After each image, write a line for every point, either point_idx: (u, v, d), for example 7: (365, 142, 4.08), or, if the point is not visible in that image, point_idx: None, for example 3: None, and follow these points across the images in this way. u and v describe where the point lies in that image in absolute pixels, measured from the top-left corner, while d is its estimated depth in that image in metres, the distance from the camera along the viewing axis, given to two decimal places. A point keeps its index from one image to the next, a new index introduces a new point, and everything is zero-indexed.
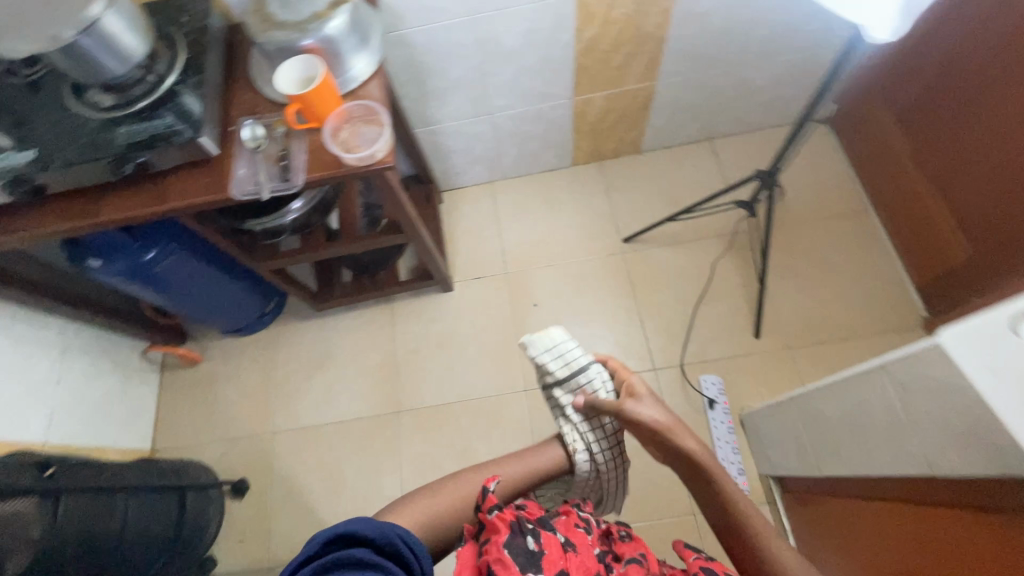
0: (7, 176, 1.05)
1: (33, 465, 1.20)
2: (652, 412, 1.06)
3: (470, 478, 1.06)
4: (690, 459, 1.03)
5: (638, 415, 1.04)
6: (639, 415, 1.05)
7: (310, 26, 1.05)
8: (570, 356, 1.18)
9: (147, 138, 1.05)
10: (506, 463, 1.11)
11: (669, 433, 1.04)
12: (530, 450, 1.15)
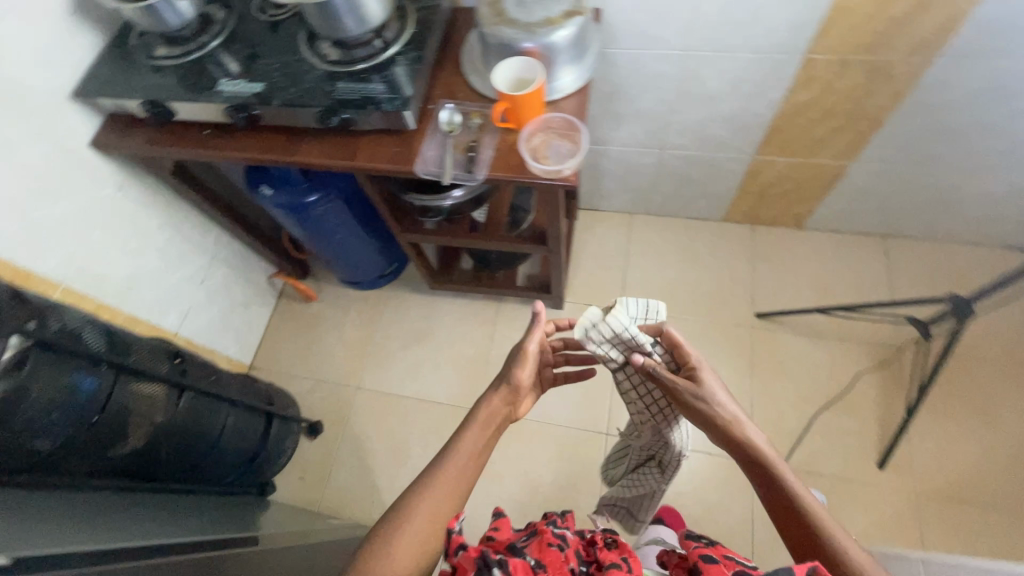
0: (233, 101, 1.14)
1: (170, 355, 1.31)
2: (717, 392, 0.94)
3: (422, 496, 0.87)
4: (747, 454, 0.91)
5: (699, 394, 0.93)
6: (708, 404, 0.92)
7: (539, 29, 1.04)
8: (627, 336, 0.95)
9: (358, 99, 1.10)
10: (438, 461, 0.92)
11: (725, 420, 0.92)
12: (459, 429, 0.97)
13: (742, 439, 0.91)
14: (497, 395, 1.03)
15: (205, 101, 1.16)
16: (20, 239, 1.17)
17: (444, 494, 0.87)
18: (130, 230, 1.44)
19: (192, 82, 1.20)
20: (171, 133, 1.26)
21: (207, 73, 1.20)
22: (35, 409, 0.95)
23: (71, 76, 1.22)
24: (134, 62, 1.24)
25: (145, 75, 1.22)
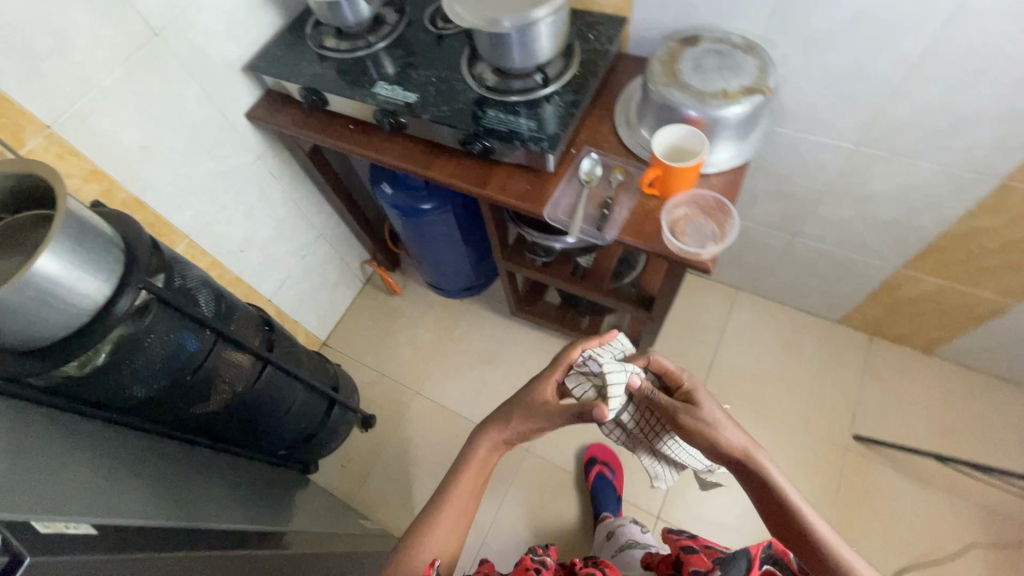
0: (385, 106, 1.16)
1: (263, 325, 1.35)
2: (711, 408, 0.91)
3: (421, 544, 0.90)
4: (757, 480, 0.88)
5: (709, 419, 0.90)
6: (716, 430, 0.90)
7: (711, 101, 0.97)
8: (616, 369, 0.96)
9: (506, 130, 1.07)
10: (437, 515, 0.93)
11: (734, 443, 0.89)
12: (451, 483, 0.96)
13: (752, 465, 0.88)
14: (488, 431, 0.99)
15: (359, 99, 1.18)
16: (167, 189, 1.25)
17: (444, 528, 0.92)
18: (257, 198, 1.50)
19: (351, 79, 1.23)
20: (318, 120, 1.30)
21: (367, 72, 1.23)
22: (143, 359, 1.00)
23: (247, 49, 1.29)
24: (305, 48, 1.29)
25: (311, 63, 1.27)
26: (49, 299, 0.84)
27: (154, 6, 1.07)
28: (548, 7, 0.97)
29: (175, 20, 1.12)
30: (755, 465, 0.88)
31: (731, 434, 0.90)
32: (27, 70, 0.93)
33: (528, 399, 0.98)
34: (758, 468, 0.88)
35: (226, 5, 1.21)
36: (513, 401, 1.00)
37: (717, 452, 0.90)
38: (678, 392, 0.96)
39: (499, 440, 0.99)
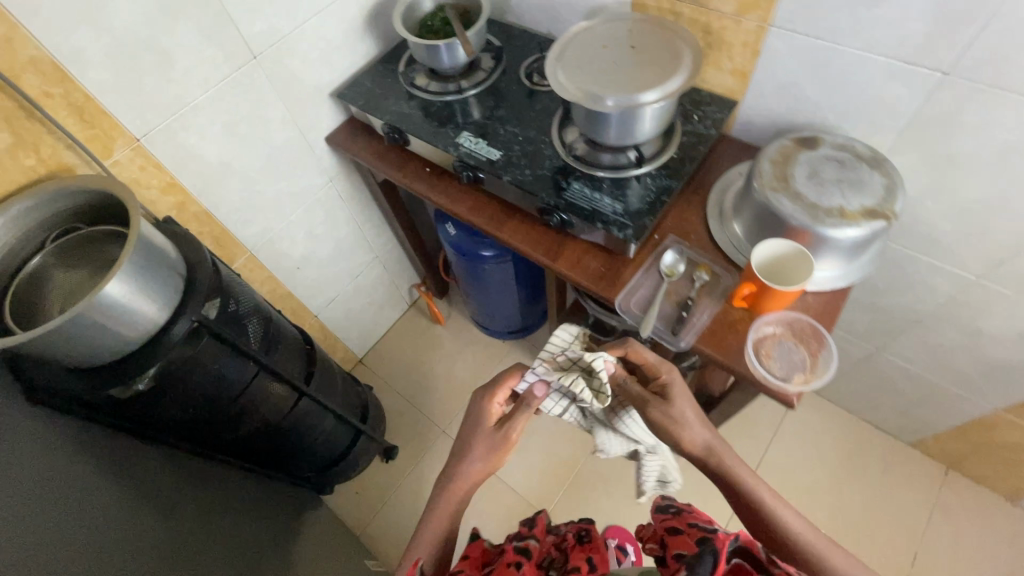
0: (466, 159, 1.11)
1: (304, 351, 1.33)
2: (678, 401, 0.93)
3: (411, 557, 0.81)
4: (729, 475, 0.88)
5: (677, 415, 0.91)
6: (681, 431, 0.91)
7: (825, 217, 0.87)
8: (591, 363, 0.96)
9: (589, 209, 1.00)
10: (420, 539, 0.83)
11: (705, 439, 0.90)
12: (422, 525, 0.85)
13: (721, 464, 0.89)
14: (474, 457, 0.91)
15: (441, 148, 1.14)
16: (239, 205, 1.24)
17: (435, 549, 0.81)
18: (323, 218, 1.49)
19: (437, 125, 1.19)
20: (395, 158, 1.27)
21: (453, 120, 1.19)
22: (185, 386, 0.98)
23: (338, 77, 1.28)
24: (397, 84, 1.27)
25: (400, 100, 1.24)
26: (107, 325, 0.82)
27: (258, 31, 1.07)
28: (659, 91, 0.90)
29: (275, 46, 1.12)
30: (726, 465, 0.88)
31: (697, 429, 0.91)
32: (128, 86, 0.93)
33: (473, 433, 0.94)
34: (730, 465, 0.88)
35: (327, 33, 1.20)
36: (464, 436, 0.95)
37: (686, 450, 0.91)
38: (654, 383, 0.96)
39: (483, 469, 0.90)
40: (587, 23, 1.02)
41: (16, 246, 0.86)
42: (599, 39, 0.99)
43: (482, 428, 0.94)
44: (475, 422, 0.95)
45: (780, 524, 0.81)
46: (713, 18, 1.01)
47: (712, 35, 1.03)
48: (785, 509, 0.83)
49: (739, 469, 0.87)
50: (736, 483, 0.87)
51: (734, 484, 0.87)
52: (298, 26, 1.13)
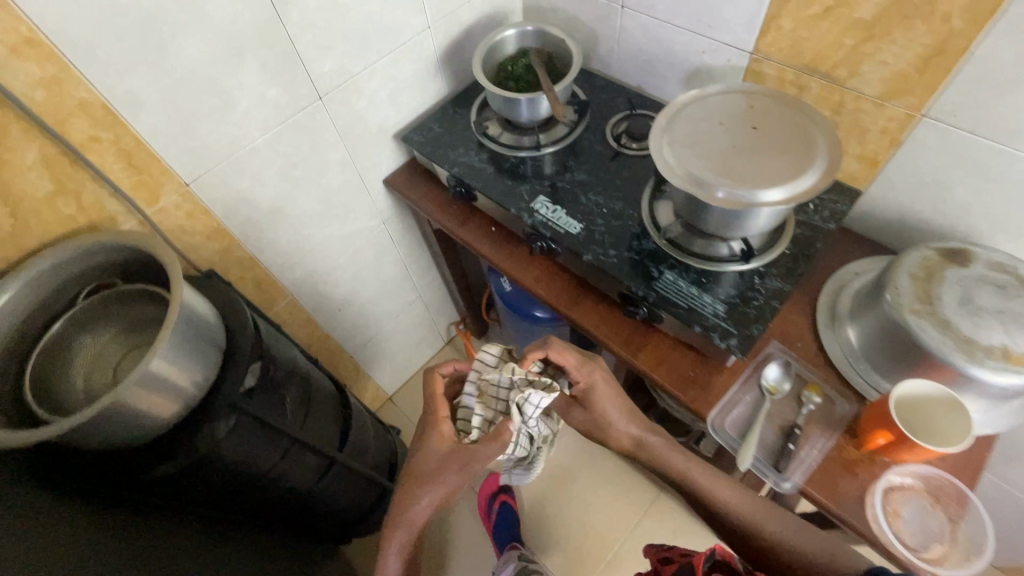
0: (543, 230, 0.98)
1: (338, 412, 1.22)
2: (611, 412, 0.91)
3: None
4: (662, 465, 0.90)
5: (605, 418, 0.90)
6: (610, 431, 0.91)
7: (985, 358, 0.72)
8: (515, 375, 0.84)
9: (685, 308, 0.86)
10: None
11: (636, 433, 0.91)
12: None
13: (653, 454, 0.91)
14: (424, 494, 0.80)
15: (514, 213, 1.01)
16: (285, 248, 1.14)
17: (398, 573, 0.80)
18: (369, 260, 1.38)
19: (509, 183, 1.06)
20: (458, 214, 1.16)
21: (528, 180, 1.06)
22: (214, 468, 0.86)
23: (405, 117, 1.17)
24: (468, 131, 1.16)
25: (471, 150, 1.12)
26: (125, 414, 0.71)
27: (328, 70, 0.96)
28: (786, 190, 0.75)
29: (344, 86, 1.01)
30: (658, 455, 0.90)
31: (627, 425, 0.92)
32: (183, 128, 0.83)
33: (427, 469, 0.81)
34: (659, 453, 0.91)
35: (399, 72, 1.09)
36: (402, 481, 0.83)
37: (618, 447, 0.93)
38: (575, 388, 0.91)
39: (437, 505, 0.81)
40: (698, 91, 0.89)
41: (45, 304, 0.76)
42: (713, 113, 0.85)
43: (439, 460, 0.81)
44: (432, 455, 0.82)
45: (717, 507, 0.85)
46: (849, 97, 0.87)
47: (844, 115, 0.89)
48: (722, 490, 0.85)
49: (668, 456, 0.90)
50: (672, 475, 0.89)
51: (667, 470, 0.90)
52: (369, 65, 1.03)
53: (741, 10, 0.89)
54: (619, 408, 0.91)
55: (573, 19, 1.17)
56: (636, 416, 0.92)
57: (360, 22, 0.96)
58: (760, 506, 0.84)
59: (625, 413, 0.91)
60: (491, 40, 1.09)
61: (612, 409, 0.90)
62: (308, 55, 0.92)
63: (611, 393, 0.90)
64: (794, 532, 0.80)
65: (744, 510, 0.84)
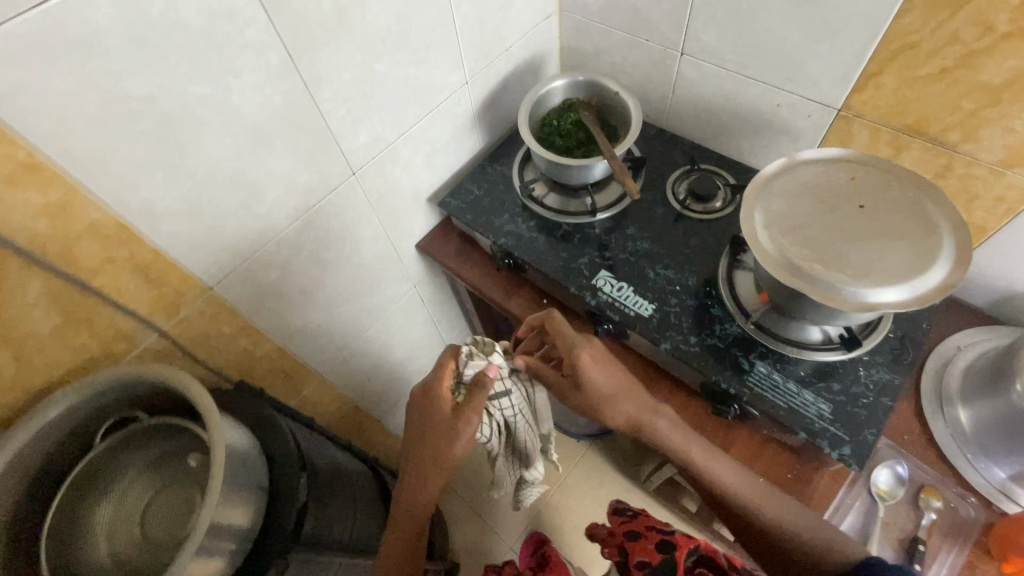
0: (611, 313, 0.87)
1: (378, 510, 1.11)
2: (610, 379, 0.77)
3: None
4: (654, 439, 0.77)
5: (593, 388, 0.75)
6: (607, 408, 0.77)
7: None
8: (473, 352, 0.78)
9: (787, 410, 0.76)
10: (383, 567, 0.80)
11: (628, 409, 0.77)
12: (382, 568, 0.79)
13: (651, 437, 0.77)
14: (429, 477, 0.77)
15: (575, 291, 0.91)
16: (314, 331, 1.02)
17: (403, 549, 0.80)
18: (399, 325, 1.27)
19: (564, 254, 0.95)
20: (503, 284, 1.05)
21: (585, 249, 0.95)
22: None
23: (439, 177, 1.06)
24: (511, 191, 1.05)
25: (516, 215, 1.01)
26: None
27: (362, 144, 0.85)
28: (910, 287, 0.65)
29: (377, 156, 0.90)
30: (656, 437, 0.76)
31: (608, 394, 0.76)
32: (205, 230, 0.71)
33: (432, 435, 0.75)
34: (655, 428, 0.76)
35: (435, 133, 0.98)
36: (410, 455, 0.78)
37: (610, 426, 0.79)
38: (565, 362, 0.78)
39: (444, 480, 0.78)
40: (787, 159, 0.79)
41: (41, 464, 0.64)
42: (810, 188, 0.75)
43: (446, 428, 0.75)
44: (437, 423, 0.75)
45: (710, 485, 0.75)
46: (959, 162, 0.77)
47: (951, 179, 0.79)
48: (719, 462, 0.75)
49: (660, 427, 0.76)
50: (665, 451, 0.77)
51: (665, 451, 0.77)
52: (405, 131, 0.91)
53: (832, 66, 0.79)
54: (608, 381, 0.76)
55: (620, 63, 1.06)
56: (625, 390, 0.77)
57: (397, 88, 0.84)
58: (750, 476, 0.75)
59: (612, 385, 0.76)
60: (537, 94, 0.98)
61: (599, 387, 0.76)
62: (342, 130, 0.80)
63: (603, 364, 0.77)
64: (791, 514, 0.72)
65: (736, 483, 0.75)
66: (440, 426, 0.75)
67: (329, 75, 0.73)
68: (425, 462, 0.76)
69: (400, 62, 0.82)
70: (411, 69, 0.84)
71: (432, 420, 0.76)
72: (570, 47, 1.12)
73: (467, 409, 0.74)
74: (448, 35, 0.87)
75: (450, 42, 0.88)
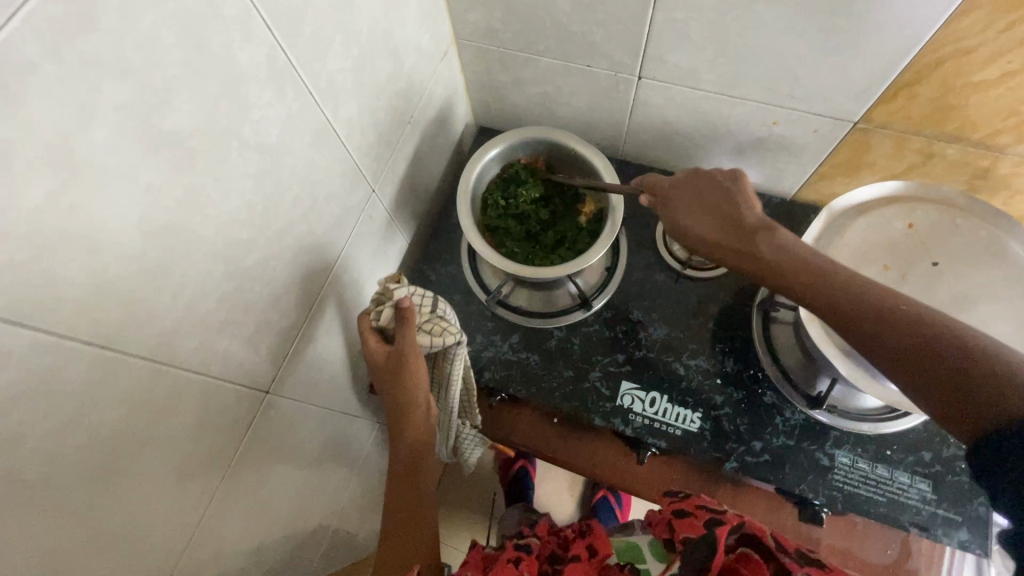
0: (654, 441, 0.71)
1: None
2: (729, 198, 0.59)
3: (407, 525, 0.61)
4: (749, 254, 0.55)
5: (724, 191, 0.59)
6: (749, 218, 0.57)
7: None
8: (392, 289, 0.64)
9: (888, 505, 0.66)
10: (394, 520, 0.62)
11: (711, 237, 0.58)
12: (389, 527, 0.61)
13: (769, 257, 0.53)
14: (408, 418, 0.65)
15: (601, 423, 0.73)
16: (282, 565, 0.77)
17: (412, 482, 0.64)
18: (375, 471, 1.02)
19: (570, 373, 0.75)
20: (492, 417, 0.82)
21: (592, 359, 0.75)
22: None
23: None
24: (472, 299, 0.81)
25: (491, 333, 0.78)
26: None
27: (267, 350, 0.57)
28: None
29: (291, 348, 0.62)
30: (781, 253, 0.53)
31: (712, 218, 0.59)
32: None
33: (383, 382, 0.63)
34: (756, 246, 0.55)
35: (353, 267, 0.70)
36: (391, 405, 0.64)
37: (730, 247, 0.56)
38: (675, 190, 0.62)
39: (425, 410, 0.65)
40: (825, 217, 0.62)
41: None
42: (867, 254, 0.60)
43: (390, 363, 0.61)
44: (385, 365, 0.62)
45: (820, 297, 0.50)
46: (1004, 162, 0.64)
47: (989, 178, 0.67)
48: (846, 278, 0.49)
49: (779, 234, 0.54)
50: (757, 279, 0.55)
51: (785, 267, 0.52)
52: (316, 294, 0.63)
53: (851, 81, 0.61)
54: (701, 216, 0.59)
55: (553, 94, 0.81)
56: (734, 223, 0.57)
57: (288, 257, 0.56)
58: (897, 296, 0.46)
59: (720, 205, 0.59)
60: (469, 181, 0.73)
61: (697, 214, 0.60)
62: (232, 358, 0.52)
63: (725, 193, 0.59)
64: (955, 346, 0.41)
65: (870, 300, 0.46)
66: (389, 370, 0.62)
67: (183, 317, 0.44)
68: (403, 400, 0.63)
69: (281, 226, 0.53)
70: (300, 222, 0.56)
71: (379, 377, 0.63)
72: (480, 81, 0.84)
73: (406, 348, 0.59)
74: (335, 151, 0.58)
75: (339, 157, 0.59)
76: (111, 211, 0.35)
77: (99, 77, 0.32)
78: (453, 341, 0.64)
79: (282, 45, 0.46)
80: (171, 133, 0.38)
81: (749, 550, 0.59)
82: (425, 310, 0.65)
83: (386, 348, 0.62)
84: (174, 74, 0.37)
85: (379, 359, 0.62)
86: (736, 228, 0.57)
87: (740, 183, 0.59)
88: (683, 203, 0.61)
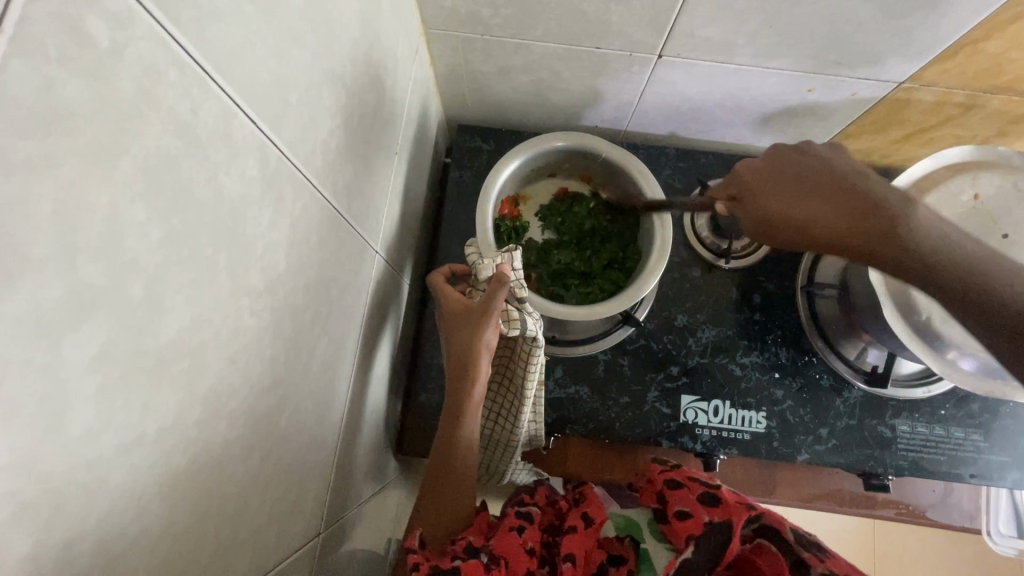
0: (726, 451, 0.68)
1: None
2: (824, 172, 0.51)
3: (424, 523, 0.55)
4: (857, 222, 0.47)
5: (814, 164, 0.52)
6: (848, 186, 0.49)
7: None
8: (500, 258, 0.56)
9: (948, 461, 0.68)
10: (420, 504, 0.56)
11: (828, 222, 0.48)
12: (421, 510, 0.56)
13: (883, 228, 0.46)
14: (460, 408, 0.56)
15: (669, 444, 0.68)
16: None
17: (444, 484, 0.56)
18: None
19: (625, 399, 0.69)
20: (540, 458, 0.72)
21: (646, 378, 0.70)
22: None
23: (387, 378, 0.67)
24: None
25: None
26: None
27: (313, 495, 0.45)
28: None
29: (333, 473, 0.50)
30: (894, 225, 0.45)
31: (816, 189, 0.50)
32: None
33: (454, 352, 0.55)
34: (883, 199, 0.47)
35: (370, 345, 0.57)
36: (454, 381, 0.56)
37: (818, 223, 0.48)
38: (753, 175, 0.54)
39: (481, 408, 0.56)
40: None
41: None
42: None
43: (466, 333, 0.55)
44: (459, 332, 0.55)
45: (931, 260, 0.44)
46: None
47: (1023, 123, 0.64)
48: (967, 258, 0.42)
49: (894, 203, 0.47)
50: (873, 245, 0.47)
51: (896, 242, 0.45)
52: (345, 401, 0.51)
53: (911, 38, 0.54)
54: (801, 199, 0.50)
55: (548, 81, 0.68)
56: (832, 196, 0.49)
57: (316, 386, 0.43)
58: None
59: (812, 181, 0.51)
60: (488, 213, 0.61)
61: (798, 197, 0.51)
62: (284, 537, 0.40)
63: (821, 166, 0.51)
64: None
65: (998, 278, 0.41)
66: (457, 334, 0.55)
67: (230, 544, 0.32)
68: (456, 375, 0.56)
69: (306, 359, 0.40)
70: (321, 338, 0.43)
71: (446, 337, 0.57)
72: (455, 74, 0.69)
73: (485, 322, 0.54)
74: (340, 234, 0.44)
75: (345, 239, 0.45)
76: (120, 504, 0.22)
77: (54, 342, 0.18)
78: (517, 330, 0.56)
79: (270, 137, 0.31)
80: (171, 347, 0.24)
81: (767, 542, 0.48)
82: (518, 290, 0.56)
83: (461, 312, 0.56)
84: (158, 261, 0.23)
85: (453, 320, 0.56)
86: (840, 203, 0.48)
87: (832, 155, 0.52)
88: (769, 186, 0.52)
